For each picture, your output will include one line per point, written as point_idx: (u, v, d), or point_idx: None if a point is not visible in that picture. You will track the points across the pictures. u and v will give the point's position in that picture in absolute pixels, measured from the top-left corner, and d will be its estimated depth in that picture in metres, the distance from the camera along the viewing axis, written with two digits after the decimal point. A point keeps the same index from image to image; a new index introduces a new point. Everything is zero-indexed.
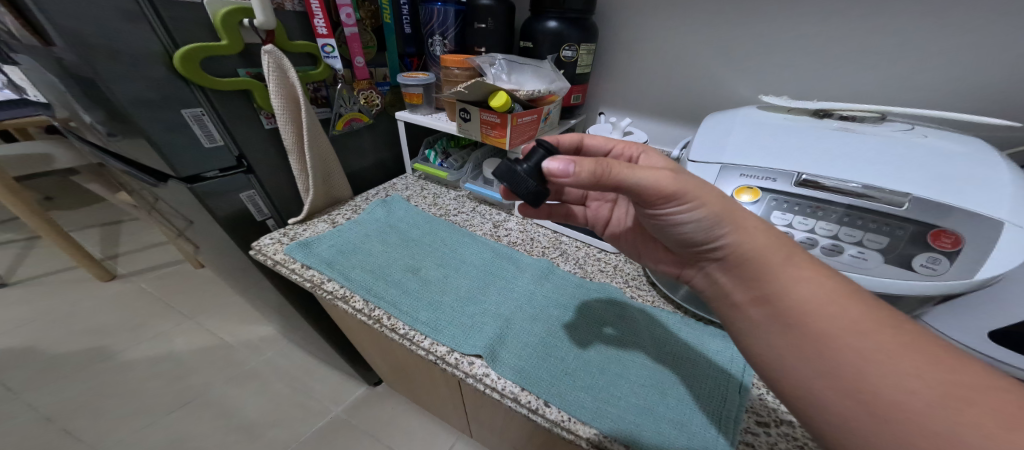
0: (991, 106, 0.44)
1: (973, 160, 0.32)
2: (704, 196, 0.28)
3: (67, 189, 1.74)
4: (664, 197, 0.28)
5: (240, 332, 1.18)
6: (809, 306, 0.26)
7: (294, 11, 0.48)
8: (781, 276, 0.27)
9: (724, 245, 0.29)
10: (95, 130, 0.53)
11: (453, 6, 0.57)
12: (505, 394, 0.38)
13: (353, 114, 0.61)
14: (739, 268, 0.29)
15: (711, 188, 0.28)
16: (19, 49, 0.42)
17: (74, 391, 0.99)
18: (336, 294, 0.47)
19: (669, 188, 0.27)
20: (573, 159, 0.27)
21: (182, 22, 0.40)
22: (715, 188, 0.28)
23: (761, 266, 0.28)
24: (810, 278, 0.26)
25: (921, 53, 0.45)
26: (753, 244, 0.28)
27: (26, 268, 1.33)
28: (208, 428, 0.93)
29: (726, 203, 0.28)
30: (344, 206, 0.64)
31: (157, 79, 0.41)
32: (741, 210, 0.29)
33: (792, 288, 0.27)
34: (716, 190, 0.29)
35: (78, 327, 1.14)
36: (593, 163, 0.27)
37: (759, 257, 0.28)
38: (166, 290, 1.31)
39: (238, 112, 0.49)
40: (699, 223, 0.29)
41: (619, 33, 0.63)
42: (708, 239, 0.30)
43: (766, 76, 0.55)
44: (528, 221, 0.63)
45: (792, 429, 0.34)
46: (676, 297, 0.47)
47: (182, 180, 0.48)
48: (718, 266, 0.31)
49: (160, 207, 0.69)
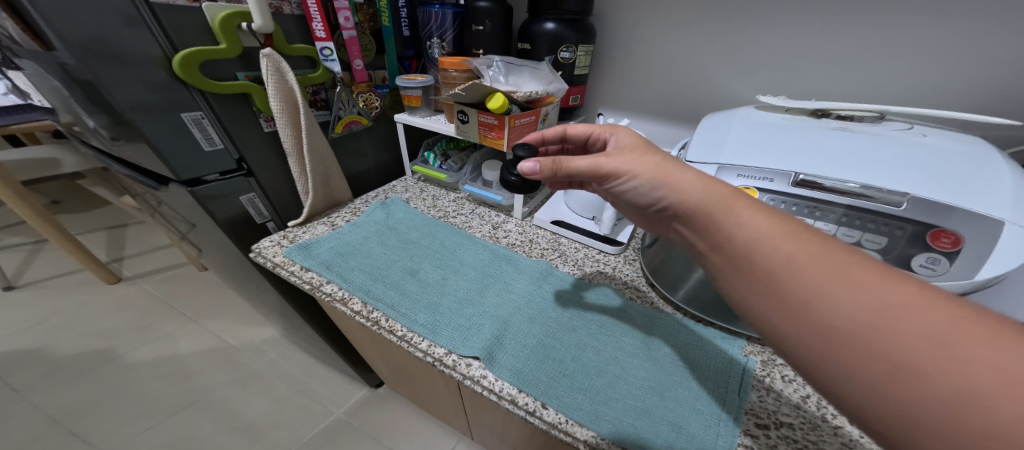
0: (992, 105, 0.44)
1: (973, 159, 0.32)
2: (636, 166, 0.30)
3: (74, 193, 1.77)
4: (604, 176, 0.32)
5: (243, 334, 1.19)
6: (785, 268, 0.22)
7: (292, 14, 0.49)
8: (727, 226, 0.26)
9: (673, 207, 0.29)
10: (98, 134, 0.53)
11: (450, 9, 0.58)
12: (503, 395, 0.38)
13: (352, 116, 0.62)
14: (691, 224, 0.28)
15: (646, 159, 0.30)
16: (22, 54, 0.43)
17: (78, 392, 1.00)
18: (335, 296, 0.47)
19: (604, 168, 0.31)
20: (538, 160, 0.35)
21: (181, 26, 0.41)
22: (650, 157, 0.30)
23: (705, 218, 0.27)
24: (768, 223, 0.24)
25: (920, 51, 0.45)
26: (696, 200, 0.27)
27: (34, 271, 1.35)
28: (211, 429, 0.94)
29: (661, 169, 0.29)
30: (343, 209, 0.64)
31: (157, 84, 0.41)
32: (680, 169, 0.29)
33: (767, 247, 0.23)
34: (653, 159, 0.30)
35: (84, 329, 1.16)
36: (550, 162, 0.34)
37: (702, 212, 0.27)
38: (171, 292, 1.32)
39: (238, 116, 0.50)
40: (639, 190, 0.31)
41: (617, 35, 0.63)
42: (656, 203, 0.30)
43: (765, 75, 0.55)
44: (527, 223, 0.64)
45: (791, 431, 0.34)
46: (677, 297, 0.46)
47: (183, 183, 0.48)
48: (677, 226, 0.30)
49: (163, 209, 0.69)
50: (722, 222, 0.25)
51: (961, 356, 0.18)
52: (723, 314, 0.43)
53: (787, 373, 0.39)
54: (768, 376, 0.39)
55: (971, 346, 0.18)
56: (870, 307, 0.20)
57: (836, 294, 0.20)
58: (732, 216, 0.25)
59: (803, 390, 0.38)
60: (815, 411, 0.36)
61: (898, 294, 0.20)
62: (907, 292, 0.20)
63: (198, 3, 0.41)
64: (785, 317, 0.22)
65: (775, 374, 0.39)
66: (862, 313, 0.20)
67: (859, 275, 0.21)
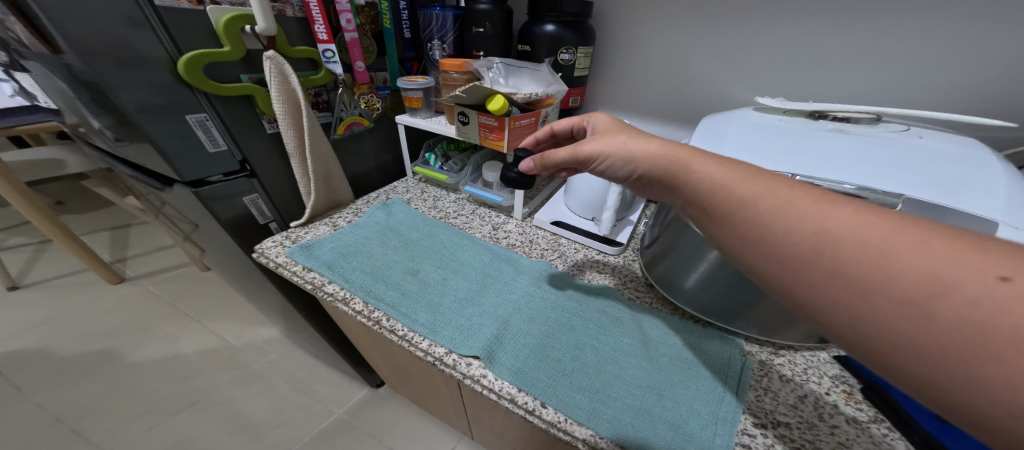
0: (989, 107, 0.44)
1: (967, 160, 0.32)
2: (607, 147, 0.34)
3: (78, 194, 1.78)
4: (584, 162, 0.36)
5: (244, 334, 1.19)
6: (758, 233, 0.24)
7: (294, 17, 0.49)
8: (691, 182, 0.28)
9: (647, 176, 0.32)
10: (103, 135, 0.54)
11: (451, 11, 0.59)
12: (503, 394, 0.38)
13: (353, 118, 0.62)
14: (664, 186, 0.31)
15: (615, 138, 0.34)
16: (30, 56, 0.43)
17: (82, 392, 1.00)
18: (336, 296, 0.48)
19: (582, 155, 0.35)
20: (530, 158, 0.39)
21: (186, 28, 0.41)
22: (617, 136, 0.34)
23: (672, 178, 0.29)
24: (720, 171, 0.26)
25: (917, 52, 0.45)
26: (660, 162, 0.30)
27: (38, 271, 1.36)
28: (213, 429, 0.94)
29: (627, 144, 0.33)
30: (345, 209, 0.64)
31: (162, 85, 0.42)
32: (644, 141, 0.32)
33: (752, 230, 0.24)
34: (620, 137, 0.34)
35: (87, 329, 1.16)
36: (538, 157, 0.39)
37: (667, 171, 0.30)
38: (173, 292, 1.33)
39: (241, 117, 0.50)
40: (616, 166, 0.34)
41: (616, 37, 0.63)
42: (631, 173, 0.33)
43: (763, 76, 0.55)
44: (527, 224, 0.64)
45: (788, 430, 0.34)
46: (692, 284, 0.43)
47: (186, 184, 0.49)
48: (654, 190, 0.33)
49: (166, 210, 0.70)
50: (686, 178, 0.28)
51: (906, 271, 0.18)
52: (722, 315, 0.42)
53: (785, 373, 0.40)
54: (766, 376, 0.39)
55: (919, 263, 0.18)
56: (819, 241, 0.21)
57: (787, 232, 0.22)
58: (691, 170, 0.28)
59: (800, 389, 0.38)
60: (812, 411, 0.36)
61: (849, 223, 0.20)
62: (859, 219, 0.20)
63: (202, 6, 0.42)
64: (750, 261, 0.24)
65: (772, 373, 0.40)
66: (811, 246, 0.21)
67: (813, 210, 0.22)
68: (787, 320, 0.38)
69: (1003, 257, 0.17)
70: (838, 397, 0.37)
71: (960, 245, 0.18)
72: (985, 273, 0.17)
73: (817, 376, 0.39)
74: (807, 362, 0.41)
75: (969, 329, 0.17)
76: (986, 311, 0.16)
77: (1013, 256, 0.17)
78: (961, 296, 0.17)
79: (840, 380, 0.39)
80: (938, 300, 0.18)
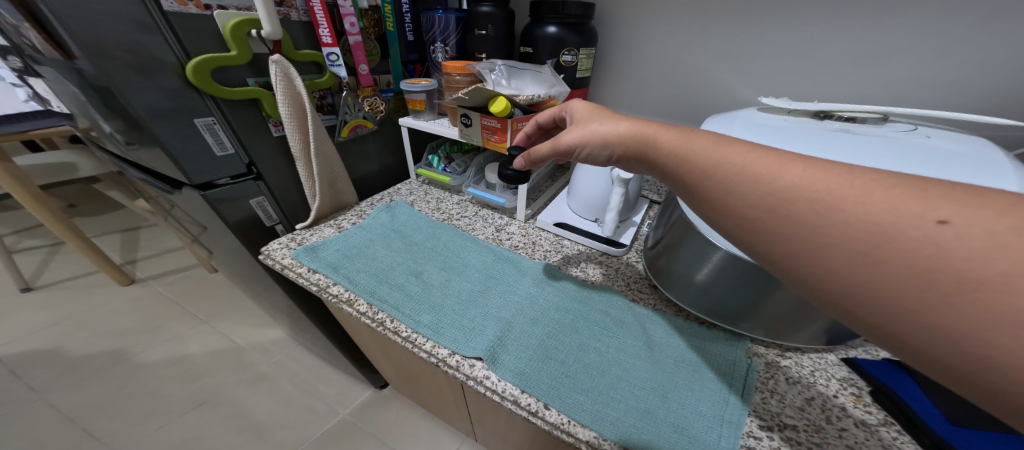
0: (996, 106, 0.44)
1: (979, 160, 0.31)
2: (582, 136, 0.34)
3: (90, 197, 1.81)
4: (565, 153, 0.36)
5: (251, 335, 1.21)
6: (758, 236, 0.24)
7: (299, 21, 0.50)
8: (660, 155, 0.29)
9: (622, 157, 0.33)
10: (114, 139, 0.55)
11: (454, 14, 0.59)
12: (505, 396, 0.38)
13: (358, 120, 0.63)
14: (642, 163, 0.31)
15: (588, 127, 0.34)
16: (44, 62, 0.45)
17: (93, 391, 1.02)
18: (341, 297, 0.48)
19: (562, 147, 0.36)
20: (522, 155, 0.40)
21: (193, 33, 0.42)
22: (590, 123, 0.34)
23: (646, 157, 0.30)
24: (681, 141, 0.28)
25: (925, 51, 0.44)
26: (630, 141, 0.31)
27: (51, 273, 1.38)
28: (220, 428, 0.95)
29: (600, 130, 0.33)
30: (350, 212, 0.65)
31: (171, 90, 0.42)
32: (613, 127, 0.33)
33: None
34: (592, 125, 0.34)
35: (98, 330, 1.18)
36: (526, 155, 0.39)
37: (639, 148, 0.31)
38: (181, 294, 1.34)
39: (248, 120, 0.51)
40: (594, 152, 0.34)
41: (618, 38, 0.63)
42: (609, 156, 0.34)
43: (767, 76, 0.55)
44: (530, 225, 0.64)
45: (795, 433, 0.34)
46: (706, 274, 0.40)
47: (195, 187, 0.50)
48: (635, 169, 0.34)
49: (175, 213, 0.71)
50: (657, 153, 0.29)
51: (852, 222, 0.19)
52: (726, 316, 0.42)
53: (791, 375, 0.39)
54: (772, 378, 0.39)
55: (863, 213, 0.19)
56: (776, 202, 0.22)
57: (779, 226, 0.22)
58: (658, 142, 0.29)
59: (808, 392, 0.37)
60: (819, 413, 0.35)
61: (801, 182, 0.21)
62: (810, 176, 0.21)
63: (210, 11, 0.42)
64: (726, 231, 0.25)
65: (779, 376, 0.39)
66: (770, 208, 0.22)
67: (774, 176, 0.22)
68: (795, 323, 0.38)
69: (971, 209, 0.17)
70: (847, 400, 0.36)
71: (926, 197, 0.18)
72: (924, 218, 0.17)
73: (825, 378, 0.39)
74: (814, 364, 0.40)
75: (912, 271, 0.18)
76: (927, 256, 0.17)
77: (972, 205, 0.17)
78: (904, 241, 0.18)
79: (848, 383, 0.38)
80: (883, 248, 0.18)
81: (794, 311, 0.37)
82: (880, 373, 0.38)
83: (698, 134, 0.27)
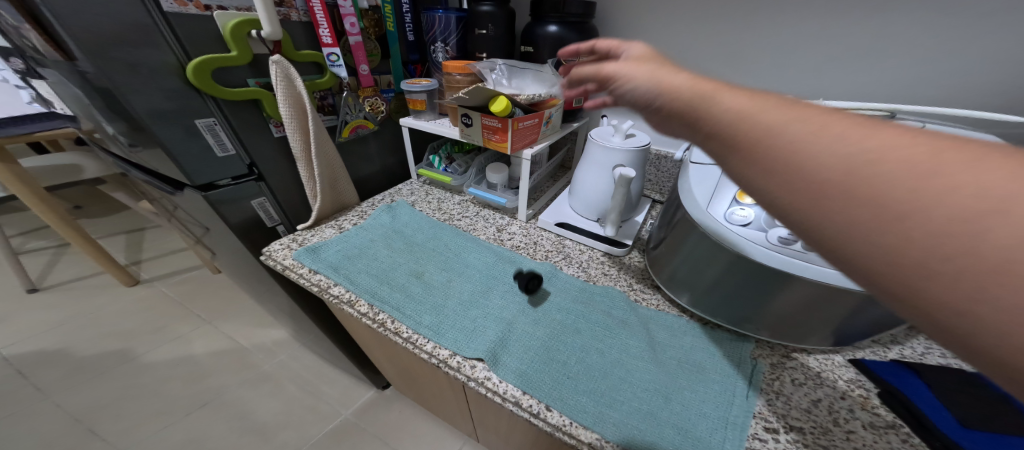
0: (1005, 104, 0.43)
1: None
2: (632, 68, 0.28)
3: (96, 198, 1.83)
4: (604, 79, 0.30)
5: (254, 336, 1.21)
6: None
7: (300, 21, 0.50)
8: (714, 108, 0.21)
9: (662, 106, 0.25)
10: (117, 140, 0.55)
11: (454, 14, 0.59)
12: (506, 397, 0.38)
13: (359, 121, 0.63)
14: (680, 121, 0.24)
15: (645, 63, 0.28)
16: (46, 64, 0.45)
17: (98, 392, 1.03)
18: (341, 298, 0.48)
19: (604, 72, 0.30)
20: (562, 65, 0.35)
21: (194, 34, 0.42)
22: (649, 61, 0.28)
23: (692, 106, 0.23)
24: (751, 103, 0.20)
25: (934, 48, 0.43)
26: (683, 88, 0.24)
27: (57, 274, 1.39)
28: (224, 429, 0.96)
29: (657, 70, 0.26)
30: (350, 212, 0.65)
31: (172, 91, 0.43)
32: (674, 71, 0.26)
33: None
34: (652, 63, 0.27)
35: (103, 330, 1.19)
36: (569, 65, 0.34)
37: (687, 97, 0.23)
38: (185, 294, 1.35)
39: (248, 121, 0.51)
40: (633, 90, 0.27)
41: (619, 36, 0.63)
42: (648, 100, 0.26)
43: (770, 73, 0.54)
44: (531, 225, 0.64)
45: (801, 435, 0.33)
46: (710, 274, 0.39)
47: (196, 188, 0.50)
48: (670, 133, 0.26)
49: (178, 214, 0.71)
50: (706, 111, 0.22)
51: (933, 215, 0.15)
52: (730, 316, 0.41)
53: (797, 376, 0.39)
54: (777, 379, 0.38)
55: None
56: None
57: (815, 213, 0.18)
58: (716, 101, 0.22)
59: (814, 394, 0.37)
60: (826, 415, 0.35)
61: None
62: None
63: (209, 11, 0.42)
64: None
65: (784, 377, 0.38)
66: None
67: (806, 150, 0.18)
68: (801, 324, 0.37)
69: None
70: (854, 402, 0.36)
71: None
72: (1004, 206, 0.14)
73: (832, 380, 0.38)
74: (821, 366, 0.39)
75: None
76: None
77: None
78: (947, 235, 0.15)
79: (856, 385, 0.37)
80: None
81: (801, 312, 0.36)
82: (890, 376, 0.37)
83: (767, 98, 0.21)
